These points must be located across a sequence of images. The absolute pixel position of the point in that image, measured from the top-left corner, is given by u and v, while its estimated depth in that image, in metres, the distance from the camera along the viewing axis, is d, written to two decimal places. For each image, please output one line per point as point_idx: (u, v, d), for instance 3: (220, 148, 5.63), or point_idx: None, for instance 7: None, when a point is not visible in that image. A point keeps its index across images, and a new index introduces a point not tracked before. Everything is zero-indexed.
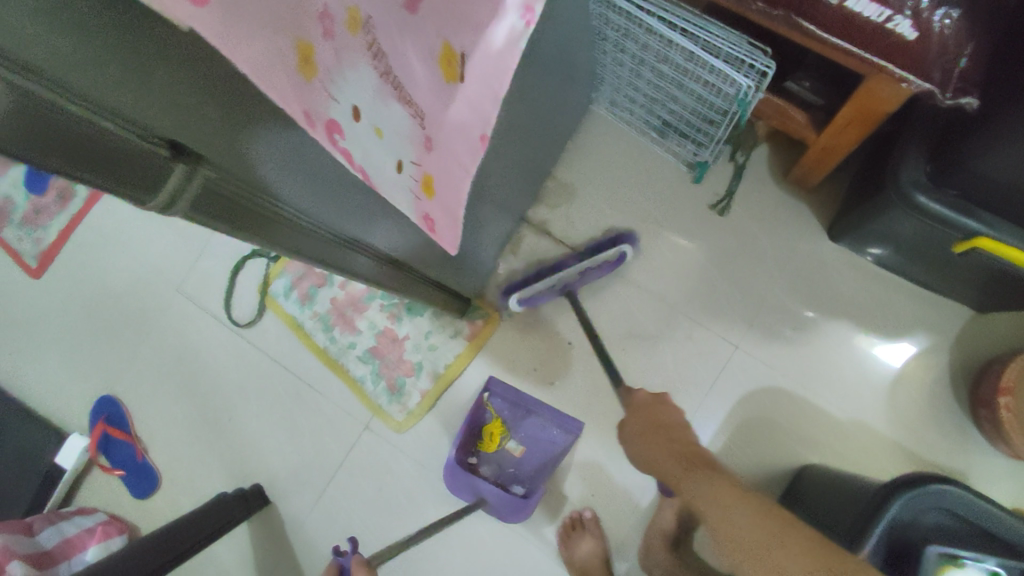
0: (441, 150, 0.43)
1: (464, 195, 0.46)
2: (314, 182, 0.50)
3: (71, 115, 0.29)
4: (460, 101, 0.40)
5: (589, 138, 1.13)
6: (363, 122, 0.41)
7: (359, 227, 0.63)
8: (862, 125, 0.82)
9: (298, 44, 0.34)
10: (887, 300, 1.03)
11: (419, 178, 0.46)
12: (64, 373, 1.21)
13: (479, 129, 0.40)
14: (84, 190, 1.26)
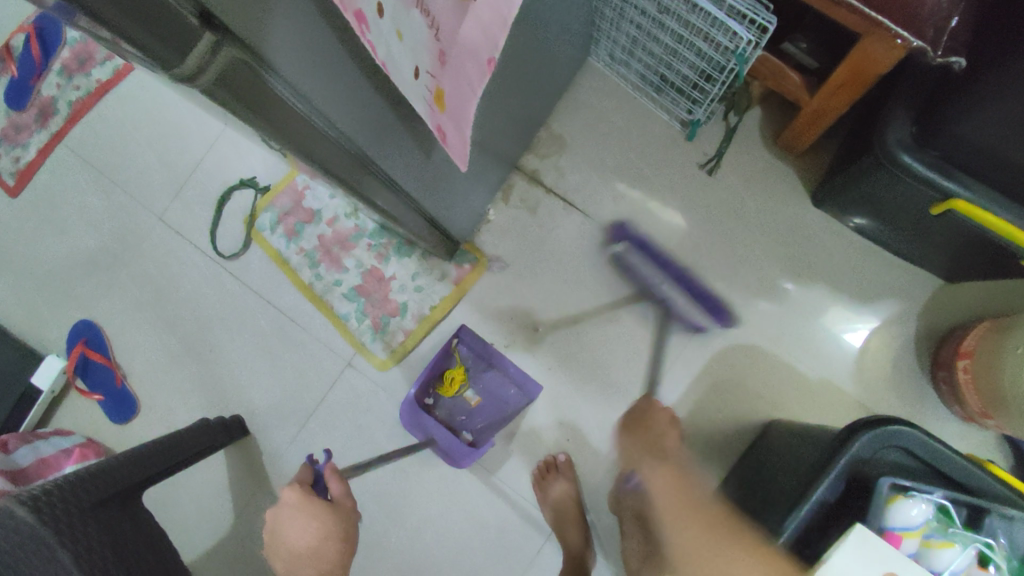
0: (454, 67, 0.47)
1: (469, 112, 0.51)
2: (347, 91, 0.53)
3: None
4: (472, 23, 0.43)
5: (585, 89, 1.13)
6: (385, 21, 0.43)
7: (379, 150, 0.64)
8: (854, 89, 0.84)
9: None
10: (861, 265, 1.07)
11: (433, 90, 0.50)
12: (40, 296, 1.20)
13: (487, 53, 0.44)
14: (65, 109, 1.23)
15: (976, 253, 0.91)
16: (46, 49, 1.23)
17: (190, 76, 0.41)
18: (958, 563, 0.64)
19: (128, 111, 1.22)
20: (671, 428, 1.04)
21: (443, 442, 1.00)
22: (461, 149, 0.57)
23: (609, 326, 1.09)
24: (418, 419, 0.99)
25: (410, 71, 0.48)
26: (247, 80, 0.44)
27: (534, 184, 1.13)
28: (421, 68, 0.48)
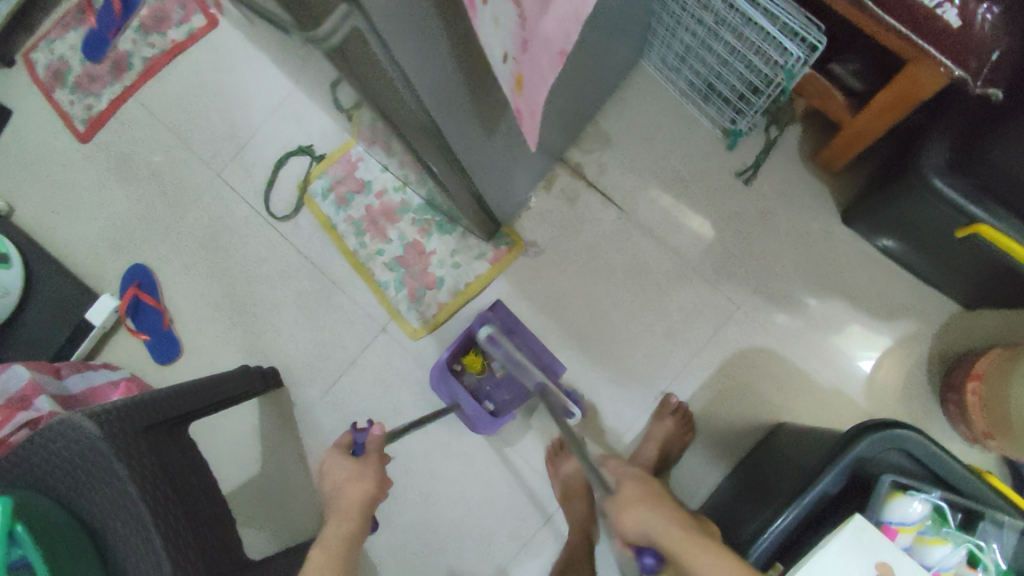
0: (533, 55, 0.53)
1: (542, 96, 0.57)
2: (434, 66, 0.58)
3: None
4: (550, 21, 0.51)
5: (634, 91, 1.18)
6: (487, 8, 0.51)
7: (450, 123, 0.69)
8: (893, 112, 0.88)
9: None
10: (883, 283, 1.11)
11: (515, 74, 0.56)
12: (102, 239, 1.27)
13: (560, 45, 0.53)
14: (139, 63, 1.30)
15: (999, 281, 0.95)
16: (125, 4, 1.30)
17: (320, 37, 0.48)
18: (948, 560, 0.69)
19: (197, 71, 1.29)
20: (684, 419, 1.08)
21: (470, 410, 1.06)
22: (534, 128, 0.62)
23: (633, 318, 1.14)
24: (445, 380, 1.08)
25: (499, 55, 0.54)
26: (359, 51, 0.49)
27: (575, 175, 1.18)
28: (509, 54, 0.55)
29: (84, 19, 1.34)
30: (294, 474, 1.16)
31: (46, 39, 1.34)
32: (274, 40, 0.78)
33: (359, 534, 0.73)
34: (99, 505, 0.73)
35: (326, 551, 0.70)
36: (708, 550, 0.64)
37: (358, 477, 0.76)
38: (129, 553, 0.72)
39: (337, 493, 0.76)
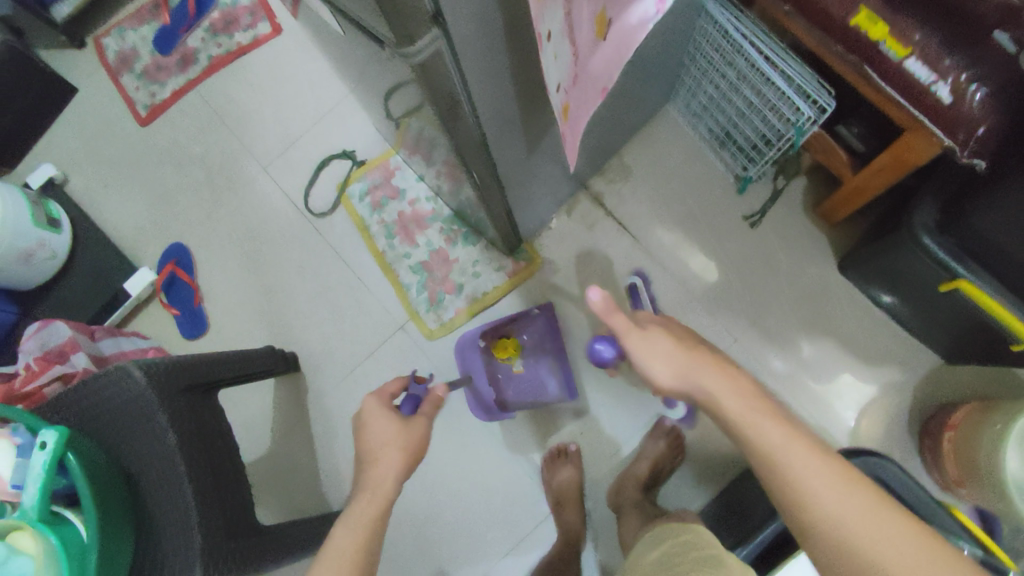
0: (581, 88, 0.63)
1: (581, 127, 0.66)
2: (493, 86, 0.68)
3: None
4: (600, 60, 0.58)
5: (656, 132, 1.29)
6: (550, 46, 0.60)
7: (497, 137, 0.78)
8: (891, 173, 0.97)
9: None
10: (872, 332, 1.19)
11: (562, 104, 0.66)
12: (146, 216, 1.36)
13: (604, 83, 0.59)
14: (204, 60, 1.41)
15: (979, 339, 1.02)
16: (199, 6, 1.41)
17: (411, 55, 0.56)
18: None
19: (256, 72, 1.39)
20: (676, 442, 1.13)
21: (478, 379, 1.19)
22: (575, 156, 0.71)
23: None
24: (470, 354, 1.20)
25: (554, 85, 0.64)
26: (437, 68, 0.58)
27: (595, 202, 1.27)
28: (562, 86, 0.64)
29: (158, 14, 1.45)
30: (301, 455, 1.21)
31: (119, 28, 1.45)
32: (345, 50, 0.88)
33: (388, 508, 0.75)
34: (137, 450, 0.77)
35: (354, 522, 0.71)
36: (822, 465, 0.58)
37: (400, 444, 0.80)
38: (160, 500, 0.76)
39: (374, 459, 0.79)
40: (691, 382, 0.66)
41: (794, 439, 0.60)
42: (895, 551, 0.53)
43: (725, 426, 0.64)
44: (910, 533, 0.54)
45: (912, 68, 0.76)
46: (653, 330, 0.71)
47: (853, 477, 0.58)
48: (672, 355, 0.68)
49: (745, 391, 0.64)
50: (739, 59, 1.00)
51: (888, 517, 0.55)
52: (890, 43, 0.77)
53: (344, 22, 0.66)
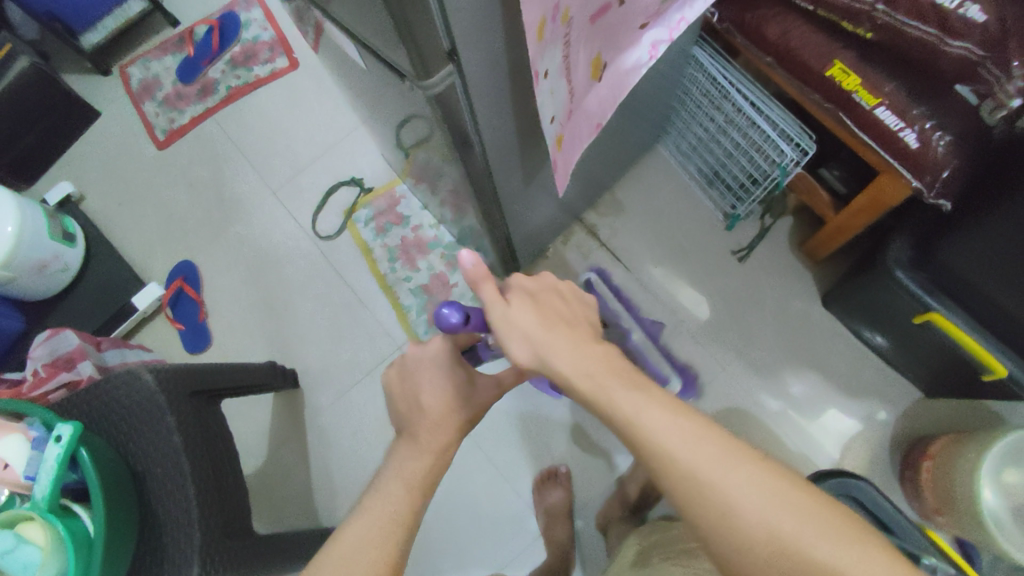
0: (575, 120, 0.76)
1: (575, 154, 0.79)
2: (499, 119, 0.74)
3: (426, 28, 0.54)
4: (593, 99, 0.74)
5: (649, 171, 1.36)
6: (546, 82, 0.64)
7: (501, 166, 0.84)
8: (868, 213, 1.04)
9: (541, 21, 0.55)
10: (854, 365, 1.23)
11: (556, 135, 0.72)
12: (157, 234, 1.41)
13: (598, 119, 0.75)
14: (223, 89, 1.49)
15: (954, 373, 1.07)
16: (222, 39, 1.51)
17: (427, 87, 0.61)
18: None
19: (272, 103, 1.47)
20: None
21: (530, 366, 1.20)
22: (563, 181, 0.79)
23: None
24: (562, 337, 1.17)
25: (549, 118, 0.69)
26: (451, 100, 0.64)
27: (590, 234, 1.34)
28: (555, 118, 0.71)
29: (182, 47, 1.54)
30: (294, 472, 1.23)
31: (144, 58, 1.54)
32: (361, 82, 0.95)
33: (435, 482, 0.63)
34: (144, 449, 0.80)
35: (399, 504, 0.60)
36: (676, 415, 0.51)
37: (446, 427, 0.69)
38: (164, 497, 0.78)
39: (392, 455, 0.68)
40: (547, 363, 0.56)
41: (652, 406, 0.51)
42: (764, 519, 0.45)
43: (578, 399, 0.55)
44: (779, 493, 0.46)
45: (882, 116, 0.83)
46: (517, 302, 0.58)
47: (717, 437, 0.49)
48: (531, 334, 0.57)
49: (600, 364, 0.55)
50: (726, 103, 1.07)
51: (756, 478, 0.47)
52: (862, 94, 0.83)
53: (366, 56, 0.72)
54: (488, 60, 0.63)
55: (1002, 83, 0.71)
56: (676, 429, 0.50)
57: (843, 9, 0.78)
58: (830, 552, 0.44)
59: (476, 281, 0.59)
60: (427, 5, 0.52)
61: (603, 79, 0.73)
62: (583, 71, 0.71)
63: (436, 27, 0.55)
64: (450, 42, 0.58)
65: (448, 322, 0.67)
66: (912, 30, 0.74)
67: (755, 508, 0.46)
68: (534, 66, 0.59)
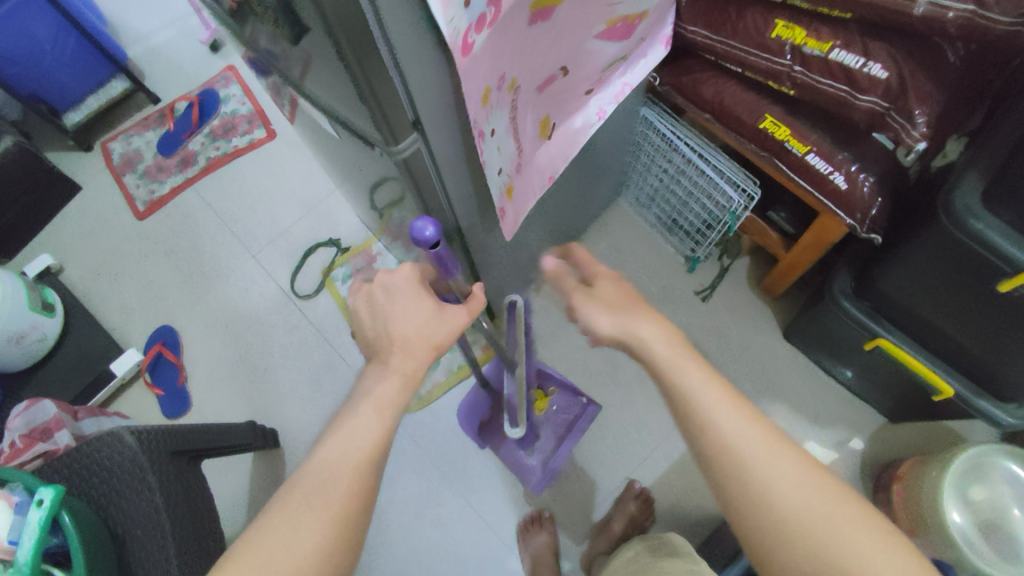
0: (524, 175, 0.83)
1: (527, 205, 0.88)
2: (465, 179, 0.80)
3: (392, 102, 0.61)
4: (544, 156, 0.85)
5: (612, 221, 1.45)
6: (494, 139, 0.70)
7: (470, 222, 0.90)
8: (814, 250, 1.11)
9: (486, 87, 0.63)
10: (820, 394, 1.28)
11: (506, 186, 0.79)
12: (137, 301, 1.43)
13: (550, 173, 0.86)
14: (203, 160, 1.55)
15: (909, 395, 1.13)
16: (202, 114, 1.59)
17: (395, 152, 0.67)
18: None
19: (250, 171, 1.54)
20: (646, 504, 1.18)
21: (470, 399, 1.25)
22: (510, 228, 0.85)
23: (603, 409, 1.29)
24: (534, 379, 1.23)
25: (497, 172, 0.75)
26: (417, 163, 0.70)
27: None
28: (504, 172, 0.77)
29: (162, 122, 1.61)
30: None
31: (126, 134, 1.60)
32: (336, 150, 1.02)
33: None
34: (124, 511, 0.80)
35: None
36: (735, 397, 0.59)
37: None
38: (143, 561, 0.78)
39: None
40: (628, 331, 0.65)
41: (713, 383, 0.59)
42: (791, 490, 0.52)
43: (645, 362, 0.64)
44: (811, 471, 0.53)
45: (812, 161, 0.91)
46: (602, 289, 0.70)
47: (756, 419, 0.57)
48: (615, 309, 0.67)
49: (674, 339, 0.64)
50: (676, 156, 1.16)
51: (793, 460, 0.54)
52: (793, 142, 0.92)
53: (339, 128, 0.79)
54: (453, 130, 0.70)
55: (908, 129, 0.79)
56: (729, 404, 0.58)
57: (766, 70, 0.88)
58: (850, 530, 0.50)
59: (561, 288, 0.73)
60: (393, 83, 0.58)
61: (552, 138, 0.84)
62: (534, 131, 0.79)
63: (400, 100, 0.61)
64: (413, 112, 0.64)
65: (422, 236, 0.61)
66: (826, 87, 0.84)
67: (782, 478, 0.53)
68: (481, 126, 0.65)
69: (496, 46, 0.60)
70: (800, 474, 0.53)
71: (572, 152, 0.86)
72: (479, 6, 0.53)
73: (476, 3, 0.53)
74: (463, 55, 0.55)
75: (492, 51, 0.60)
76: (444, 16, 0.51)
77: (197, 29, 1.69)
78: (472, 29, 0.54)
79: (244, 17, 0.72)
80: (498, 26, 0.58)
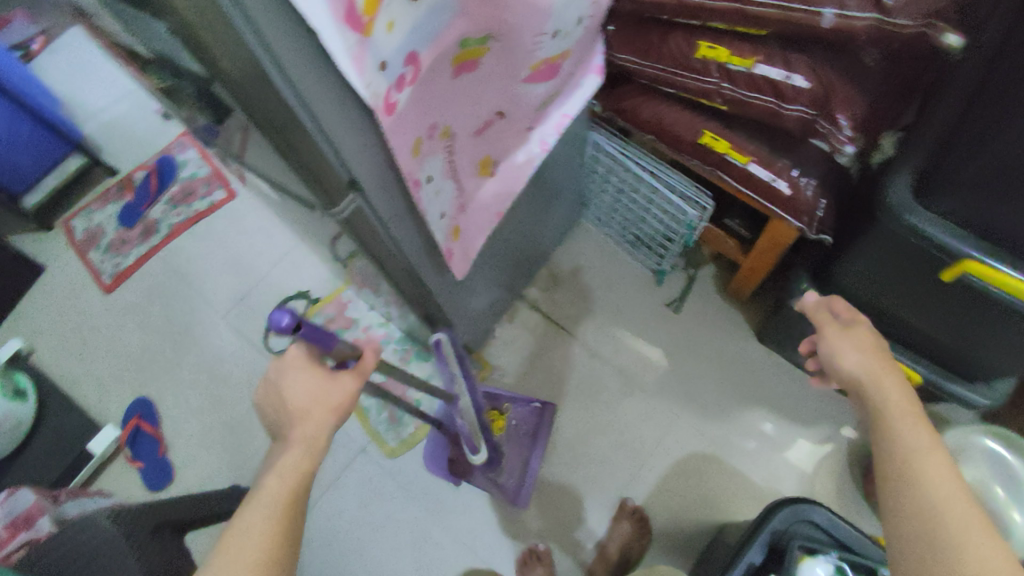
0: (469, 213, 0.85)
1: (476, 242, 0.89)
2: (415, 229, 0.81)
3: (323, 166, 0.61)
4: (489, 193, 0.86)
5: (577, 243, 1.46)
6: (429, 184, 0.72)
7: (428, 268, 0.90)
8: (771, 252, 1.14)
9: (416, 138, 0.65)
10: (799, 392, 1.30)
11: (450, 227, 0.81)
12: (110, 376, 1.42)
13: (496, 209, 0.87)
14: (166, 227, 1.55)
15: None
16: (161, 182, 1.60)
17: (336, 212, 0.68)
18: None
19: (215, 233, 1.54)
20: (641, 523, 1.18)
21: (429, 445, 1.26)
22: (460, 265, 0.88)
23: (588, 432, 1.29)
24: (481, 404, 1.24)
25: (438, 215, 0.78)
26: (361, 221, 0.70)
27: (532, 309, 1.41)
28: (445, 215, 0.79)
29: (122, 194, 1.62)
30: None
31: (87, 209, 1.60)
32: (290, 209, 1.03)
33: None
34: None
35: None
36: (922, 426, 0.57)
37: None
38: None
39: None
40: (868, 374, 0.65)
41: (918, 422, 0.58)
42: (944, 507, 0.50)
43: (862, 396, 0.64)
44: (1012, 567, 0.46)
45: (754, 171, 0.94)
46: (858, 332, 0.70)
47: (968, 490, 0.52)
48: (863, 353, 0.67)
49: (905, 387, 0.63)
50: (628, 176, 1.19)
51: (962, 492, 0.51)
52: (733, 154, 0.95)
53: (284, 192, 0.80)
54: (395, 187, 0.70)
55: (836, 133, 0.83)
56: (922, 434, 0.57)
57: (696, 90, 0.91)
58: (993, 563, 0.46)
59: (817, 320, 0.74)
60: (319, 148, 0.59)
61: (495, 175, 0.85)
62: (474, 171, 0.81)
63: (332, 165, 0.61)
64: (348, 173, 0.64)
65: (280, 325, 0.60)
66: (754, 100, 0.86)
67: (956, 528, 0.49)
68: (413, 175, 0.68)
69: (420, 101, 0.62)
70: (961, 500, 0.50)
71: (516, 188, 0.88)
72: (396, 67, 0.55)
73: (392, 65, 0.54)
74: (385, 114, 0.57)
75: (416, 104, 0.61)
76: (362, 83, 0.52)
77: (148, 100, 1.69)
78: (393, 89, 0.56)
79: (176, 98, 0.73)
80: (419, 83, 0.59)
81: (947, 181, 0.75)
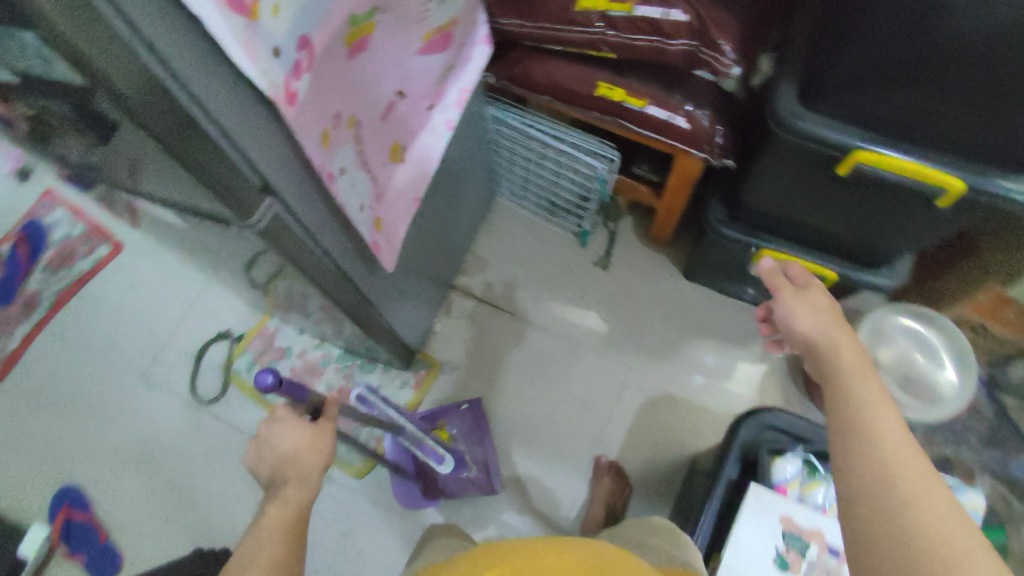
0: (386, 202, 0.81)
1: (400, 232, 0.86)
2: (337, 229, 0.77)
3: (231, 173, 0.57)
4: (404, 178, 0.83)
5: (497, 221, 1.46)
6: (342, 175, 0.68)
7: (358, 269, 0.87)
8: (682, 188, 1.18)
9: (322, 129, 0.62)
10: (733, 317, 1.36)
11: (371, 219, 0.77)
12: (24, 471, 1.28)
13: (414, 195, 0.84)
14: (49, 296, 1.40)
15: None
16: None
17: (252, 222, 0.63)
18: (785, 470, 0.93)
19: (110, 291, 1.41)
20: (618, 475, 1.21)
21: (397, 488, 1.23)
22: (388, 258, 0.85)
23: (549, 402, 1.30)
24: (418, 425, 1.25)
25: (357, 208, 0.74)
26: (281, 228, 0.66)
27: (467, 295, 1.40)
28: (364, 207, 0.76)
29: None
30: None
31: None
32: (193, 241, 0.95)
33: None
34: None
35: None
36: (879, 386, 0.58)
37: None
38: None
39: None
40: (823, 332, 0.65)
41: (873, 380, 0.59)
42: (897, 461, 0.51)
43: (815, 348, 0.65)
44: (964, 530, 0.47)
45: (653, 112, 0.96)
46: (814, 290, 0.70)
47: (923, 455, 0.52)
48: (818, 312, 0.67)
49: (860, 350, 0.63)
50: (533, 143, 1.19)
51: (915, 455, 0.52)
52: (630, 100, 0.97)
53: (186, 217, 0.73)
54: (309, 185, 0.66)
55: (720, 59, 0.87)
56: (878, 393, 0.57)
57: (582, 42, 0.92)
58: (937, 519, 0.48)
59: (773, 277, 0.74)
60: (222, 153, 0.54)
61: (406, 160, 0.82)
62: (385, 157, 0.78)
63: (240, 169, 0.57)
64: (257, 178, 0.59)
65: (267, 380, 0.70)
66: (638, 42, 0.89)
67: (907, 483, 0.50)
68: (326, 168, 0.65)
69: (319, 87, 0.59)
70: (913, 459, 0.51)
71: (430, 169, 0.84)
72: (290, 53, 0.52)
73: (286, 51, 0.52)
74: (288, 104, 0.53)
75: (316, 91, 0.58)
76: (257, 70, 0.49)
77: None
78: (291, 77, 0.53)
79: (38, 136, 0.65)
80: (316, 69, 0.56)
81: (832, 87, 0.82)
